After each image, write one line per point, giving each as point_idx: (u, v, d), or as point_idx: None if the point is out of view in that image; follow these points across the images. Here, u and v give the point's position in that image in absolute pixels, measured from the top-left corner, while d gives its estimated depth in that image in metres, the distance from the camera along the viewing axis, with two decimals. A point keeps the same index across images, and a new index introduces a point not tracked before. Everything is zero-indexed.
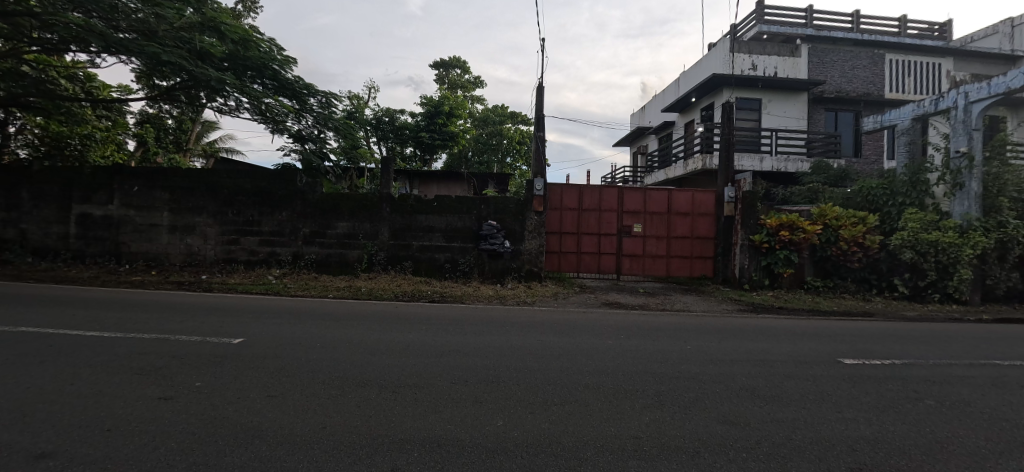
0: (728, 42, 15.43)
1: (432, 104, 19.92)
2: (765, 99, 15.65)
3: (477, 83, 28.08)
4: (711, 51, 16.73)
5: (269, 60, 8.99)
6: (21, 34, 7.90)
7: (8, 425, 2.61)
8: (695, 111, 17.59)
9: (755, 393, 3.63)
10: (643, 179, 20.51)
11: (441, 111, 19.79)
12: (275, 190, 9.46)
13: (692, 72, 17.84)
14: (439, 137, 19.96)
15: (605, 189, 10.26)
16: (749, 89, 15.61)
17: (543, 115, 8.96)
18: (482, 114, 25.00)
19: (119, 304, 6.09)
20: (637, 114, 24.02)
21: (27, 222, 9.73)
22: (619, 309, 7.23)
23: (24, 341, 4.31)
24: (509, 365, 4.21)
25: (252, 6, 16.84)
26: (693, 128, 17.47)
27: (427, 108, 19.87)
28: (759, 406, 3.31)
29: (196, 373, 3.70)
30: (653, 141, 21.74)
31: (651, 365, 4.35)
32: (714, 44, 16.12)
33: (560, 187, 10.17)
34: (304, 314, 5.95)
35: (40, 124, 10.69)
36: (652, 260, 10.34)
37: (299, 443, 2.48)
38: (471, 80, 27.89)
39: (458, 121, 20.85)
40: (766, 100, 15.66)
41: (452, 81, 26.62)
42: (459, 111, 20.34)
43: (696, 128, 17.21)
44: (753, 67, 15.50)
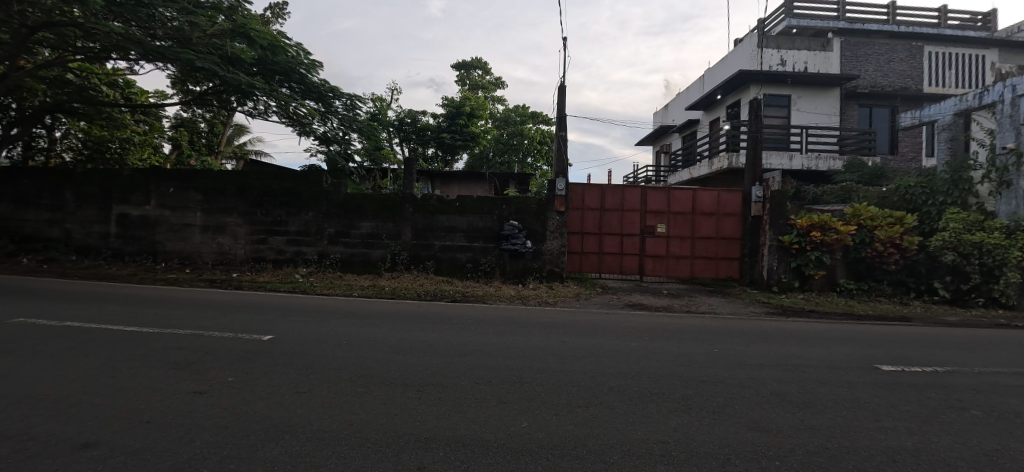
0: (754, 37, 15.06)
1: (454, 105, 20.16)
2: (794, 95, 15.00)
3: (498, 83, 28.07)
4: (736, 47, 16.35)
5: (296, 64, 9.19)
6: (66, 44, 8.30)
7: (58, 415, 2.75)
8: (719, 108, 17.12)
9: (786, 399, 3.51)
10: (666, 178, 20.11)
11: (462, 112, 20.01)
12: (301, 191, 9.69)
13: (718, 69, 17.46)
14: (459, 138, 20.17)
15: (627, 188, 10.12)
16: (778, 85, 14.90)
17: (565, 114, 8.88)
18: (502, 114, 24.98)
19: (151, 301, 6.30)
20: (659, 113, 23.73)
21: (71, 222, 10.23)
22: (642, 310, 7.11)
23: (71, 336, 4.53)
24: (531, 365, 4.19)
25: (279, 12, 17.29)
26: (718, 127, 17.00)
27: (449, 110, 20.14)
28: (792, 412, 3.20)
29: (224, 368, 3.81)
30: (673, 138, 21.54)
31: (675, 368, 4.26)
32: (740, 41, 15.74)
33: (582, 186, 10.08)
34: (327, 312, 6.07)
35: (83, 129, 11.22)
36: (675, 261, 10.14)
37: (326, 439, 2.51)
38: (492, 80, 28.00)
39: (479, 122, 20.98)
40: (795, 96, 15.03)
41: (473, 82, 26.77)
42: (479, 112, 20.50)
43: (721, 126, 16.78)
44: (781, 62, 15.11)
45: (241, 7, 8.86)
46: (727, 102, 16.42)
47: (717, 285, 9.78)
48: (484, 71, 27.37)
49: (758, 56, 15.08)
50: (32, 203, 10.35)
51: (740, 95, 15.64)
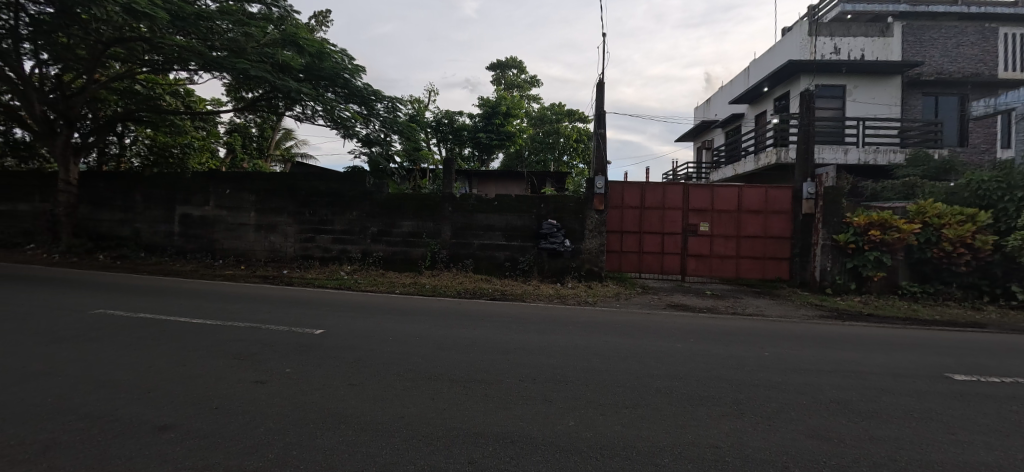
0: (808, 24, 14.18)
1: (490, 105, 20.33)
2: (848, 85, 14.27)
3: (533, 82, 28.05)
4: (787, 35, 15.45)
5: (341, 69, 9.39)
6: (134, 57, 8.82)
7: (139, 399, 3.00)
8: (767, 101, 16.31)
9: (847, 407, 3.30)
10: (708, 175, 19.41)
11: (498, 112, 20.15)
12: (345, 191, 10.06)
13: (764, 61, 16.69)
14: (496, 138, 20.35)
15: (668, 186, 9.86)
16: (831, 75, 14.32)
17: (604, 111, 8.74)
18: (538, 113, 24.81)
19: (209, 295, 6.71)
20: (700, 108, 22.97)
21: (140, 222, 11.08)
22: (685, 311, 6.91)
23: (148, 327, 4.91)
24: (575, 365, 4.15)
25: (324, 20, 18.02)
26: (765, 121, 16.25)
27: (485, 110, 20.34)
28: (854, 421, 3.01)
29: (282, 360, 4.01)
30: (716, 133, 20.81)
31: (725, 372, 4.09)
32: (789, 29, 15.00)
33: (621, 184, 9.89)
34: (372, 308, 6.25)
35: (150, 135, 12.23)
36: (719, 261, 9.80)
37: (380, 430, 2.59)
38: (527, 79, 28.02)
39: (515, 121, 21.15)
40: (850, 86, 14.27)
41: (509, 82, 26.93)
42: (515, 111, 20.59)
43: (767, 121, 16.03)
44: (835, 51, 14.34)
45: (290, 17, 9.43)
46: (775, 94, 15.65)
47: (764, 285, 9.36)
48: (520, 71, 27.45)
49: (810, 45, 14.24)
50: (107, 205, 11.28)
51: (789, 87, 14.85)
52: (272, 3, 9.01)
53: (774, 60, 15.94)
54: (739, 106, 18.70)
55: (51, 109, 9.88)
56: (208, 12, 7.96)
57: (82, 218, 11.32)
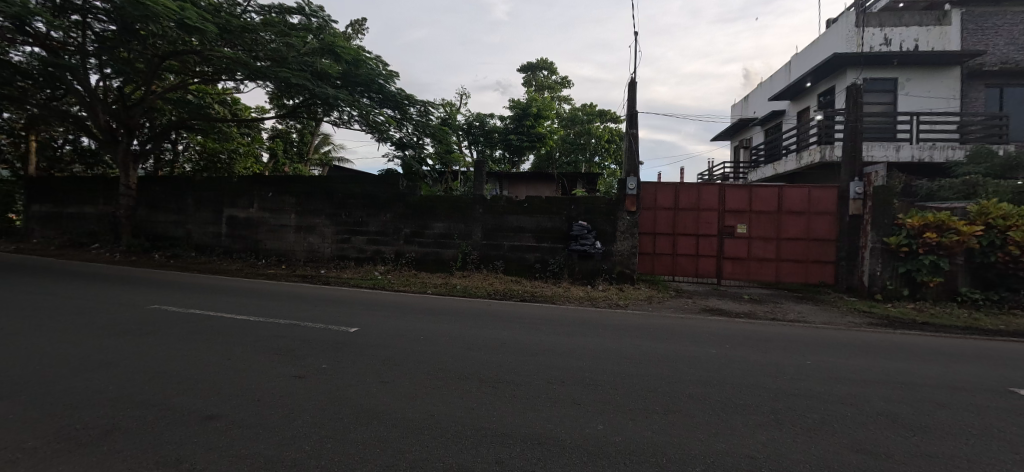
0: (854, 15, 13.48)
1: (521, 107, 20.35)
2: (901, 78, 13.42)
3: (564, 83, 27.92)
4: (831, 27, 14.73)
5: (375, 75, 9.73)
6: (188, 69, 9.53)
7: (190, 390, 3.22)
8: (810, 97, 15.62)
9: (897, 420, 3.10)
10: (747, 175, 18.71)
11: (529, 113, 20.15)
12: (379, 194, 10.36)
13: (806, 55, 15.95)
14: (527, 139, 20.37)
15: (703, 186, 9.61)
16: (882, 68, 13.49)
17: (636, 111, 8.59)
18: (570, 114, 24.44)
19: (252, 293, 7.07)
20: (738, 105, 22.22)
21: (190, 223, 11.79)
22: (721, 316, 6.68)
23: (200, 322, 5.24)
24: (604, 368, 4.11)
25: (360, 28, 18.62)
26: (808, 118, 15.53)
27: (516, 111, 20.39)
28: (905, 437, 2.81)
29: (320, 356, 4.18)
30: (756, 131, 19.98)
31: (762, 379, 3.94)
32: (835, 21, 14.24)
33: (654, 185, 9.70)
34: (405, 308, 6.39)
35: (200, 142, 13.06)
36: (757, 264, 9.45)
37: (411, 426, 2.67)
38: (558, 80, 27.91)
39: (546, 122, 21.01)
40: (903, 79, 13.42)
41: (540, 83, 26.92)
42: (546, 113, 20.52)
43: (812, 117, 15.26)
44: (886, 42, 13.52)
45: (328, 26, 9.71)
46: (819, 90, 14.96)
47: (807, 290, 8.94)
48: (551, 72, 27.39)
49: (857, 37, 13.57)
50: (161, 207, 12.09)
51: (835, 81, 14.13)
52: (311, 13, 9.37)
53: (817, 53, 15.22)
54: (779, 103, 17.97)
55: (114, 119, 10.72)
56: (253, 25, 8.40)
57: (140, 220, 12.17)
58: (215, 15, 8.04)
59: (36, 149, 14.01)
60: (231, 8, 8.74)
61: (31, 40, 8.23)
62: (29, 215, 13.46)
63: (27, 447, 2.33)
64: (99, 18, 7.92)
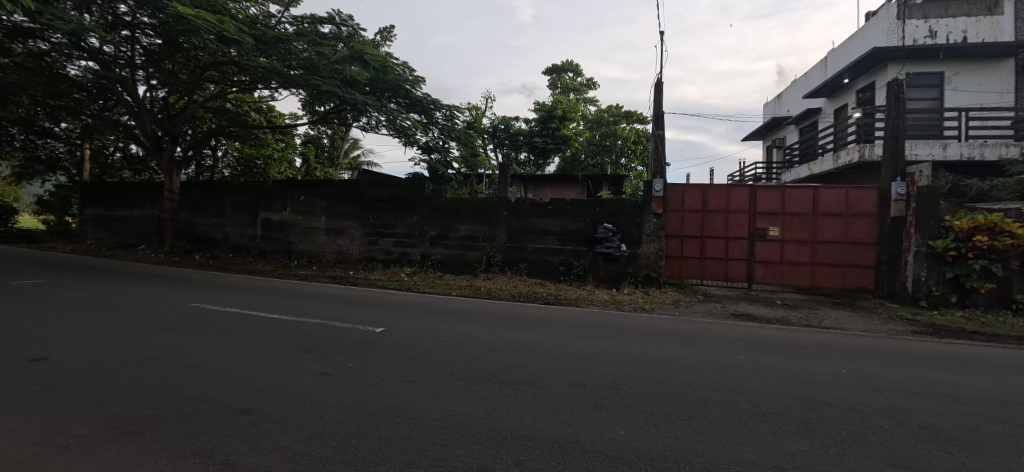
0: (894, 6, 12.63)
1: (546, 109, 20.34)
2: (947, 72, 12.82)
3: (590, 84, 27.73)
4: (870, 20, 13.99)
5: (402, 81, 9.93)
6: (227, 79, 9.98)
7: (226, 386, 3.41)
8: (847, 94, 15.01)
9: (940, 434, 2.92)
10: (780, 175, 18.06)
11: (554, 115, 20.09)
12: (405, 197, 10.56)
13: (843, 50, 15.32)
14: (552, 141, 20.33)
15: (733, 188, 9.37)
16: (926, 62, 12.96)
17: (663, 112, 8.46)
18: (595, 116, 24.26)
19: (284, 293, 7.35)
20: (771, 103, 21.56)
21: (227, 226, 12.36)
22: (752, 321, 6.46)
23: (237, 320, 5.50)
24: (628, 372, 4.06)
25: (388, 35, 19.05)
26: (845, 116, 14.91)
27: (541, 114, 20.39)
28: (948, 451, 2.65)
29: (348, 356, 4.30)
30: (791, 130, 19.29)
31: (794, 388, 3.80)
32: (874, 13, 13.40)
33: (681, 186, 9.51)
34: (431, 310, 6.48)
35: (237, 148, 13.76)
36: (791, 268, 9.13)
37: (433, 426, 2.75)
38: (583, 81, 27.76)
39: (571, 124, 20.89)
40: (950, 73, 12.80)
41: (565, 85, 26.85)
42: (572, 114, 20.37)
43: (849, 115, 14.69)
44: (930, 34, 12.50)
45: (357, 34, 9.98)
46: (857, 86, 14.37)
47: (845, 295, 8.56)
48: (576, 73, 27.28)
49: (898, 30, 12.59)
50: (200, 210, 12.71)
51: (874, 78, 13.57)
52: (342, 22, 9.67)
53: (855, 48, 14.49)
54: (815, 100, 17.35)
55: (160, 127, 11.35)
56: (287, 35, 8.70)
57: (182, 223, 12.82)
58: (252, 27, 8.42)
59: (89, 156, 14.98)
60: (266, 20, 9.16)
61: (87, 55, 8.83)
62: (83, 218, 14.39)
63: (77, 442, 2.52)
64: (147, 33, 8.42)
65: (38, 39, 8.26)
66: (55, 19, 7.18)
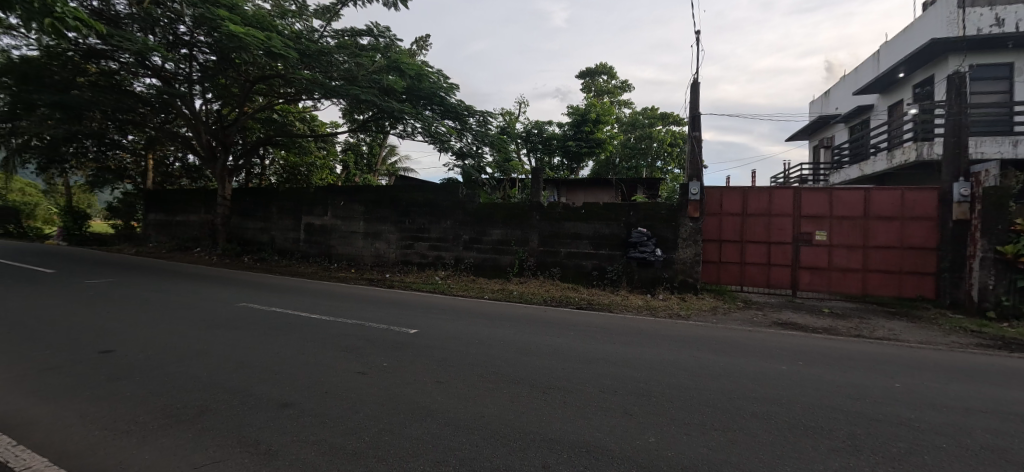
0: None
1: (579, 113, 20.23)
2: (1018, 62, 11.78)
3: (625, 87, 27.36)
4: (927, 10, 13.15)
5: (436, 88, 10.17)
6: (274, 91, 10.53)
7: (272, 381, 3.64)
8: (903, 89, 14.06)
9: (1004, 455, 2.68)
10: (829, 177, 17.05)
11: (588, 119, 19.89)
12: (440, 202, 10.80)
13: (898, 42, 14.39)
14: (585, 145, 20.12)
15: (775, 190, 9.01)
16: (993, 53, 11.98)
17: (699, 113, 8.25)
18: (630, 118, 24.31)
19: (324, 294, 7.69)
20: (818, 101, 20.53)
21: (272, 229, 13.05)
22: (797, 330, 6.16)
23: (282, 319, 5.82)
24: (661, 380, 3.98)
25: (424, 43, 19.53)
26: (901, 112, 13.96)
27: (575, 118, 20.27)
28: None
29: (383, 355, 4.45)
30: (840, 130, 18.21)
31: (838, 401, 3.61)
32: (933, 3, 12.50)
33: (720, 189, 9.26)
34: (465, 313, 6.57)
35: (283, 157, 14.54)
36: (840, 275, 8.64)
37: (463, 427, 2.84)
38: (618, 84, 27.45)
39: (605, 127, 20.65)
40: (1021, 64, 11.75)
41: (599, 88, 26.66)
42: (606, 117, 20.13)
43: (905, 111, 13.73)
44: (998, 23, 11.46)
45: (394, 44, 10.30)
46: (914, 81, 13.43)
47: (901, 304, 8.02)
48: (610, 76, 27.00)
49: (960, 20, 11.61)
50: (247, 214, 13.48)
51: (933, 71, 12.63)
52: (380, 34, 10.01)
53: (911, 40, 13.67)
54: (867, 97, 16.36)
55: (214, 138, 12.16)
56: (328, 48, 9.09)
57: (233, 227, 13.63)
58: (297, 42, 8.86)
59: (153, 166, 16.21)
60: (310, 34, 9.63)
61: (151, 73, 9.58)
62: (147, 223, 15.59)
63: (138, 427, 2.79)
64: (202, 50, 9.02)
65: (109, 59, 9.05)
66: (124, 41, 7.85)
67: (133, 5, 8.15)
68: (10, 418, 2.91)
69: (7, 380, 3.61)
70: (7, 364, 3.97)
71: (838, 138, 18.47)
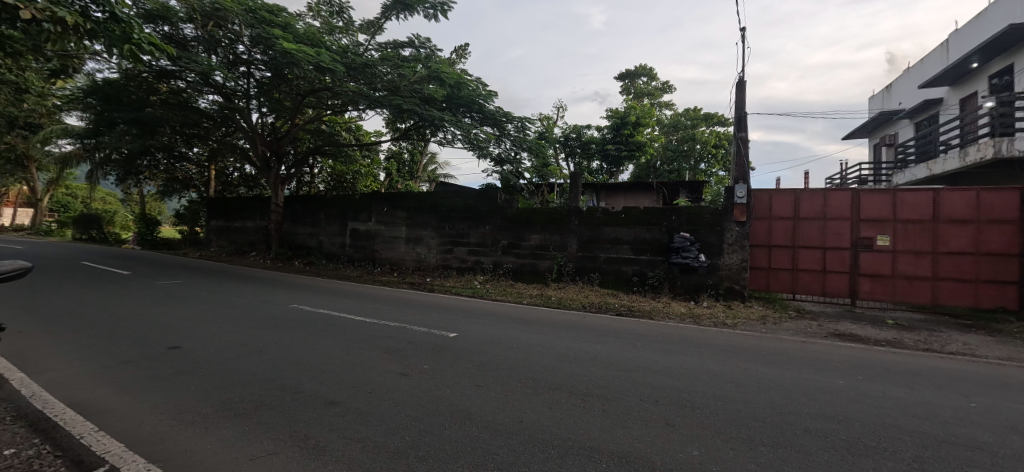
0: None
1: (618, 116, 20.07)
2: None
3: (665, 88, 26.69)
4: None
5: (475, 95, 10.33)
6: (322, 103, 11.05)
7: (321, 381, 3.84)
8: (977, 80, 12.85)
9: None
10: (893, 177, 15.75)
11: (627, 122, 19.65)
12: (479, 207, 10.97)
13: (973, 30, 13.21)
14: (625, 148, 19.76)
15: (831, 193, 8.50)
16: None
17: (746, 113, 7.95)
18: (671, 120, 23.67)
19: (369, 298, 8.01)
20: (880, 96, 19.13)
21: (320, 234, 13.73)
22: (857, 343, 5.76)
23: (332, 321, 6.11)
24: (707, 391, 3.85)
25: (463, 52, 19.92)
26: (975, 105, 12.77)
27: (614, 121, 20.08)
28: None
29: (422, 357, 4.58)
30: (905, 126, 16.82)
31: (904, 420, 3.34)
32: None
33: (768, 192, 8.86)
34: (507, 319, 6.60)
35: (330, 165, 15.29)
36: (906, 283, 8.01)
37: (501, 431, 2.87)
38: (658, 85, 26.85)
39: (645, 130, 20.28)
40: None
41: (639, 91, 26.16)
42: (646, 120, 19.82)
43: (980, 104, 12.53)
44: None
45: (435, 54, 10.58)
46: (990, 71, 12.25)
47: (978, 316, 7.32)
48: (651, 78, 26.42)
49: None
50: (297, 220, 14.24)
51: (1012, 59, 11.51)
52: (421, 45, 10.31)
53: (986, 28, 12.56)
54: (936, 90, 15.07)
55: (269, 148, 12.96)
56: (372, 60, 9.43)
57: (285, 232, 14.45)
58: (343, 56, 9.29)
59: (215, 176, 17.44)
60: (356, 48, 10.09)
61: (214, 90, 10.34)
62: (210, 229, 16.80)
63: (202, 418, 3.03)
64: (258, 67, 9.63)
65: (178, 79, 9.84)
66: (190, 62, 8.54)
67: (197, 28, 8.82)
68: (94, 406, 3.24)
69: (93, 372, 4.02)
70: (93, 357, 4.43)
71: (903, 135, 17.08)
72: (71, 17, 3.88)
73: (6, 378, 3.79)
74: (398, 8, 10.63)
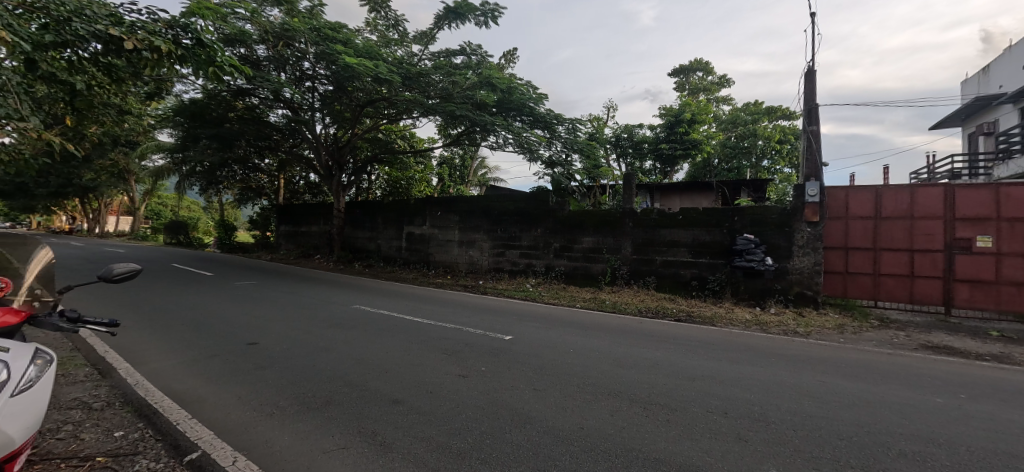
0: None
1: (672, 114, 19.40)
2: None
3: (723, 82, 25.40)
4: None
5: (526, 99, 10.39)
6: (379, 112, 11.60)
7: (385, 380, 4.03)
8: None
9: None
10: (995, 170, 13.96)
11: (681, 119, 18.94)
12: (530, 210, 11.03)
13: None
14: (680, 147, 19.02)
15: (919, 189, 7.74)
16: None
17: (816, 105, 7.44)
18: (730, 115, 22.48)
19: (425, 300, 8.30)
20: (975, 79, 17.05)
21: (377, 238, 14.41)
22: (956, 356, 5.19)
23: (394, 322, 6.38)
24: (780, 404, 3.64)
25: (512, 57, 20.12)
26: None
27: (667, 119, 19.44)
28: None
29: (481, 360, 4.67)
30: (1009, 112, 14.87)
31: (1017, 446, 2.97)
32: None
33: (845, 190, 8.22)
34: (565, 323, 6.58)
35: (386, 172, 16.02)
36: (1015, 291, 7.08)
37: (562, 437, 2.88)
38: (715, 79, 25.60)
39: (701, 127, 19.37)
40: None
41: (693, 86, 25.14)
42: (702, 116, 18.99)
43: None
44: None
45: (485, 60, 10.78)
46: None
47: None
48: (706, 72, 25.28)
49: None
50: (356, 225, 15.04)
51: None
52: (472, 52, 10.54)
53: None
54: None
55: (331, 158, 13.81)
56: (426, 69, 9.74)
57: (345, 236, 15.30)
58: (399, 66, 9.69)
59: (284, 185, 18.82)
60: (411, 59, 10.50)
61: (283, 105, 11.17)
62: (279, 233, 18.13)
63: (280, 411, 3.29)
64: (322, 81, 10.29)
65: (252, 96, 10.71)
66: (263, 81, 9.26)
67: (269, 48, 9.55)
68: (190, 395, 3.62)
69: (188, 364, 4.48)
70: (185, 351, 4.94)
71: (1006, 122, 15.10)
72: (165, 45, 4.35)
73: (116, 367, 4.31)
74: (450, 18, 10.94)
